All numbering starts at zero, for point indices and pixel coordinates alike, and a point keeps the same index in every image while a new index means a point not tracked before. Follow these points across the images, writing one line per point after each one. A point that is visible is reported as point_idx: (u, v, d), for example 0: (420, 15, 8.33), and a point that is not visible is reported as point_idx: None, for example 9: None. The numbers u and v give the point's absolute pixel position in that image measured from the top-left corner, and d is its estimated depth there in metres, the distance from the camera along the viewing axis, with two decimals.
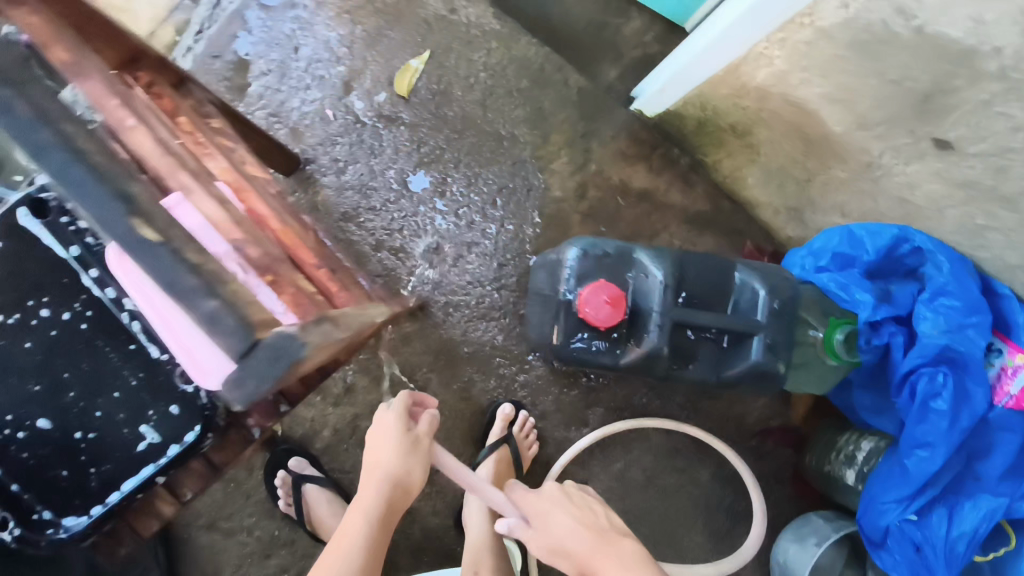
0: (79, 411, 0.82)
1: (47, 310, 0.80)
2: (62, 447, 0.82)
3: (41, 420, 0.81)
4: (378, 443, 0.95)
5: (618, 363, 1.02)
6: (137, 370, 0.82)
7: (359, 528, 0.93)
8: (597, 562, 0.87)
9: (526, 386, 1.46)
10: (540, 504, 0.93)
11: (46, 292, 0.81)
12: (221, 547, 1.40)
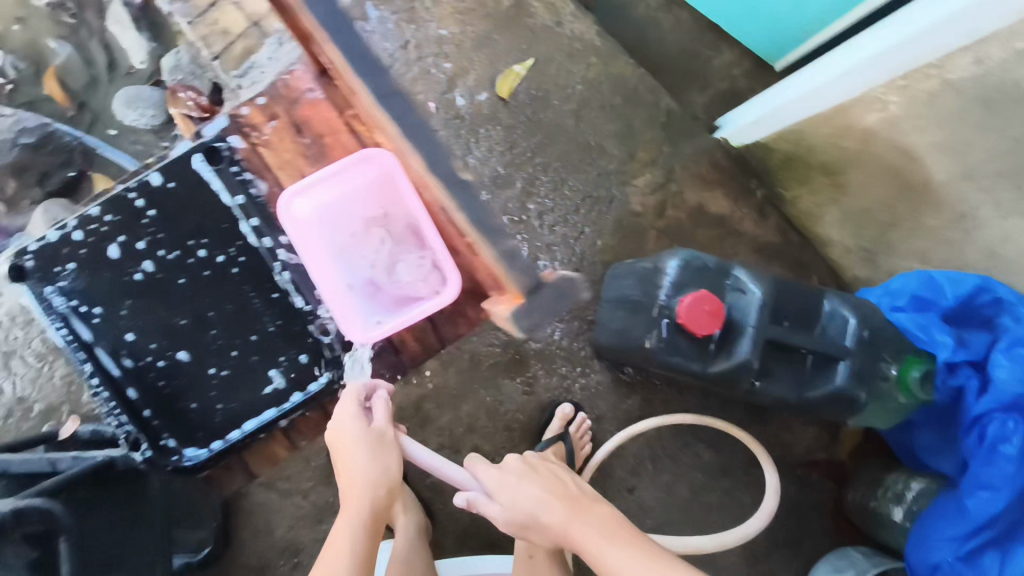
0: (218, 348, 1.28)
1: (208, 256, 1.27)
2: (197, 378, 1.29)
3: (185, 355, 1.28)
4: (345, 449, 1.09)
5: (705, 372, 1.07)
6: (272, 319, 1.29)
7: (350, 529, 1.01)
8: (571, 525, 1.01)
9: (585, 390, 1.51)
10: (506, 480, 1.10)
11: (213, 237, 1.26)
12: (275, 508, 1.45)
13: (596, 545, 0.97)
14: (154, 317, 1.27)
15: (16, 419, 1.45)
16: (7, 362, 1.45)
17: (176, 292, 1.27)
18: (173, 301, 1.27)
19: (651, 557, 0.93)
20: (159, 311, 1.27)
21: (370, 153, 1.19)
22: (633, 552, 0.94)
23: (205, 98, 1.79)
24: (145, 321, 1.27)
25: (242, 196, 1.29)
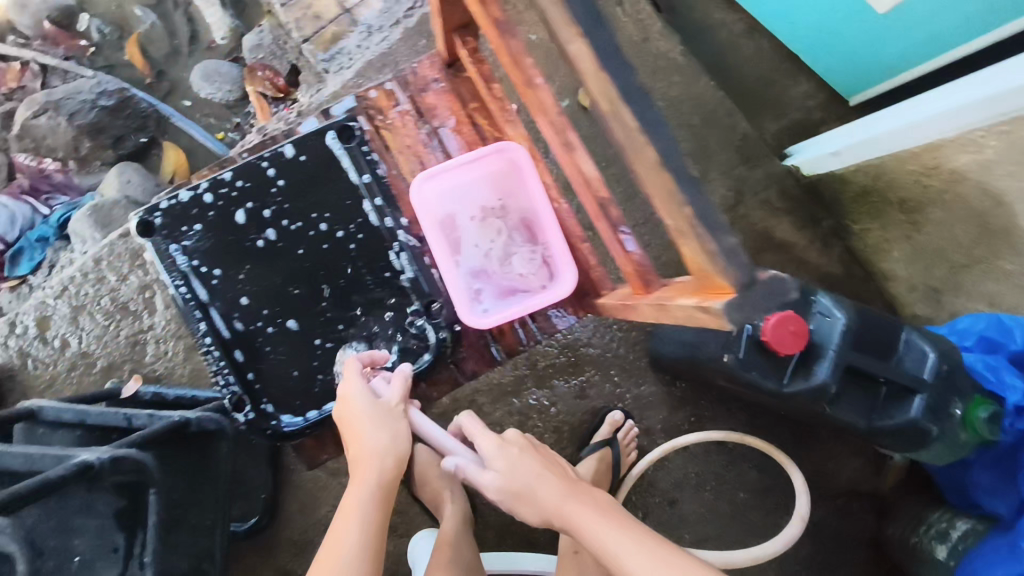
0: (326, 320, 1.22)
1: (328, 229, 1.23)
2: (300, 347, 1.22)
3: (292, 322, 1.22)
4: (356, 419, 1.07)
5: (782, 389, 1.09)
6: (388, 296, 1.24)
7: (359, 503, 1.00)
8: (571, 507, 0.98)
9: (637, 400, 1.54)
10: (506, 452, 1.05)
11: (332, 215, 1.23)
12: (323, 485, 1.47)
13: (599, 529, 0.94)
14: (259, 279, 1.22)
15: (77, 373, 1.47)
16: (75, 317, 1.47)
17: (302, 262, 1.23)
18: (281, 266, 1.22)
19: (655, 547, 0.90)
20: (261, 274, 1.22)
21: (504, 146, 1.18)
22: (636, 539, 0.91)
23: (280, 78, 1.81)
24: (251, 282, 1.22)
25: (369, 174, 1.26)
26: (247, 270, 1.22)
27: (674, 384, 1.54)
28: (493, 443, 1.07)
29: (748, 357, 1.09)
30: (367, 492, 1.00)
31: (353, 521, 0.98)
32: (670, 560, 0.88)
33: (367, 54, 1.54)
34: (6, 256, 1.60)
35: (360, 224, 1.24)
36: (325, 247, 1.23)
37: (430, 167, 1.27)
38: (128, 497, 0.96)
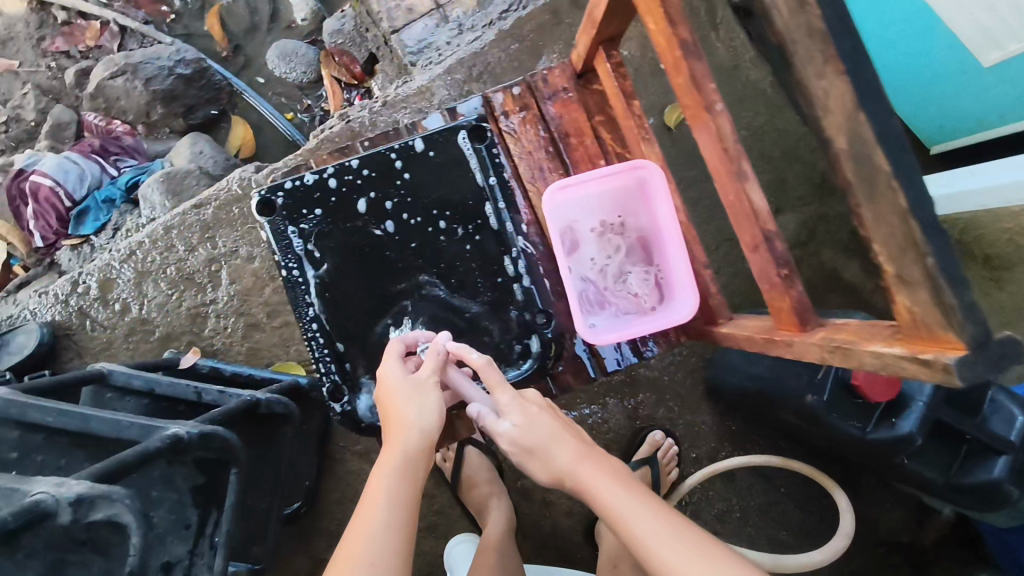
0: (399, 296, 0.87)
1: (408, 176, 0.87)
2: (359, 329, 0.87)
3: (354, 294, 0.87)
4: (394, 395, 0.79)
5: (864, 437, 1.08)
6: (489, 275, 0.88)
7: (387, 492, 0.72)
8: (587, 469, 0.77)
9: (691, 427, 1.50)
10: (527, 408, 0.81)
11: (408, 168, 0.87)
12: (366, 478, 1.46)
13: (619, 501, 0.74)
14: (315, 256, 0.86)
15: (135, 339, 1.47)
16: (140, 282, 1.47)
17: (381, 243, 0.87)
18: (348, 244, 0.87)
19: (689, 537, 0.71)
20: (322, 249, 0.86)
21: (638, 165, 0.84)
22: (666, 523, 0.72)
23: (357, 65, 1.77)
24: (305, 256, 0.86)
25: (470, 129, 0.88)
26: (302, 239, 0.86)
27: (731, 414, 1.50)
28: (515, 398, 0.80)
29: (832, 401, 1.08)
30: (392, 475, 0.73)
31: (379, 511, 0.70)
32: (704, 558, 0.68)
33: (457, 53, 1.51)
34: (71, 213, 1.59)
35: (455, 210, 0.87)
36: (409, 230, 0.87)
37: (536, 146, 0.92)
38: (204, 474, 0.95)
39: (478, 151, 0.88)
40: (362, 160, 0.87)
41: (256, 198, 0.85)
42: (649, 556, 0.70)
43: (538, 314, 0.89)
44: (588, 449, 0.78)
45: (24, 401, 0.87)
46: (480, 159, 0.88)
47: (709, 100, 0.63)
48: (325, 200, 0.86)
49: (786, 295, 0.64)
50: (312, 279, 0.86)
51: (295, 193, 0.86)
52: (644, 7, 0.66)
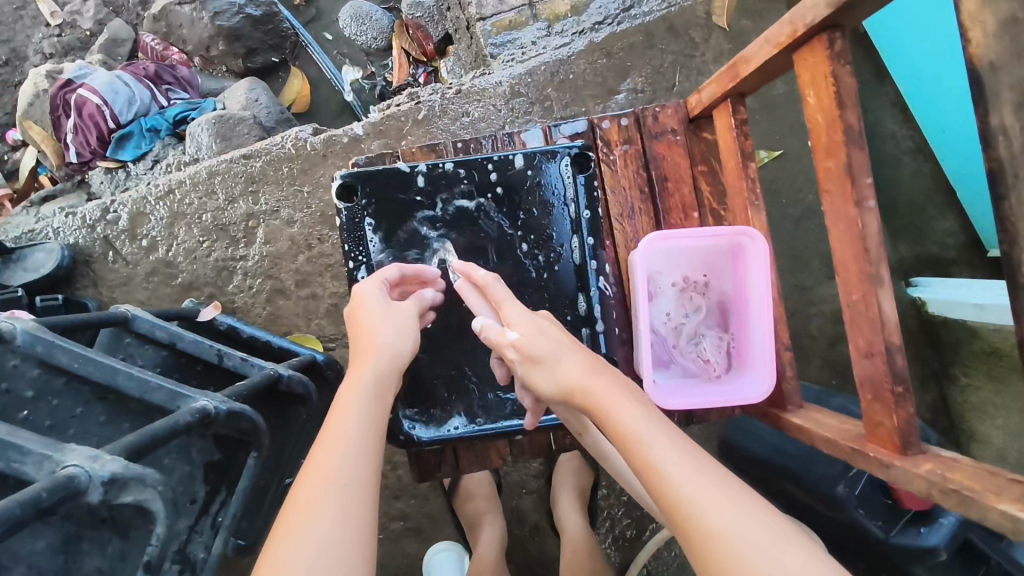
0: None
1: (500, 191, 0.84)
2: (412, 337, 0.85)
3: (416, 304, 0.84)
4: (369, 315, 0.74)
5: (885, 539, 1.02)
6: (557, 312, 0.85)
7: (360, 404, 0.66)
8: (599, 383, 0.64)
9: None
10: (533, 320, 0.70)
11: (502, 185, 0.84)
12: None
13: (636, 420, 0.60)
14: (388, 251, 0.84)
15: (156, 281, 1.42)
16: (172, 223, 1.42)
17: (460, 253, 0.84)
18: (426, 247, 0.84)
19: (721, 476, 0.56)
20: (397, 245, 0.84)
21: (740, 233, 0.78)
22: (691, 450, 0.58)
23: (430, 43, 1.67)
24: (380, 251, 0.84)
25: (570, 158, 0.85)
26: (378, 232, 0.84)
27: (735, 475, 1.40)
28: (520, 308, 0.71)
29: (859, 497, 1.05)
30: (368, 388, 0.67)
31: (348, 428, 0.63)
32: (735, 495, 0.54)
33: (541, 56, 1.44)
34: (114, 135, 1.53)
35: (540, 236, 0.85)
36: (490, 247, 0.85)
37: (628, 184, 0.88)
38: (222, 451, 0.90)
39: (580, 180, 0.85)
40: (457, 167, 0.84)
41: (339, 180, 0.82)
42: (662, 486, 0.55)
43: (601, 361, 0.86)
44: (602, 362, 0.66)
45: (51, 340, 0.81)
46: (579, 189, 0.85)
47: (861, 195, 0.58)
48: (411, 198, 0.84)
49: (890, 414, 0.61)
50: (384, 275, 0.84)
51: (380, 184, 0.83)
52: (806, 77, 0.62)
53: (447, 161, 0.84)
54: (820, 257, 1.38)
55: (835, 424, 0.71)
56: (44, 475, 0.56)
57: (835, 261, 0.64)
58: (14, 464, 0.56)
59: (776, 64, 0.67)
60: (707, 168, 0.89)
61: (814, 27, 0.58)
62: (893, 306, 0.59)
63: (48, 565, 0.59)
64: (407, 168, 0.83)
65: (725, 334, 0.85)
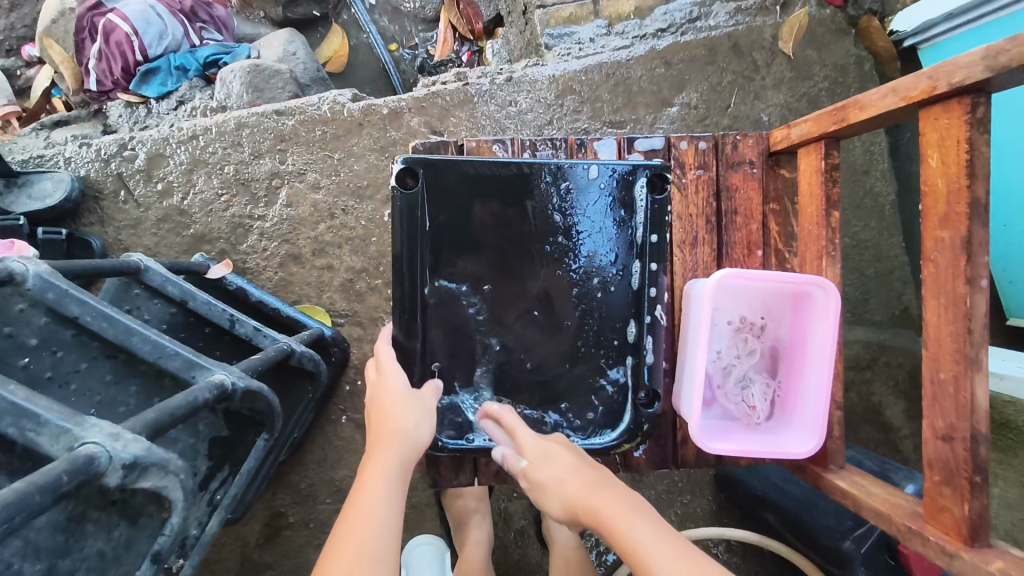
0: (503, 320, 0.80)
1: (566, 201, 0.80)
2: (451, 342, 0.80)
3: (466, 305, 0.79)
4: (390, 407, 0.75)
5: None
6: (603, 336, 0.82)
7: (390, 492, 0.68)
8: (597, 498, 0.65)
9: (684, 507, 1.35)
10: (543, 442, 0.73)
11: (569, 196, 0.80)
12: (354, 449, 1.35)
13: (634, 529, 0.61)
14: (443, 246, 0.78)
15: (166, 228, 1.35)
16: (191, 170, 1.35)
17: (518, 258, 0.80)
18: (484, 248, 0.79)
19: None
20: (452, 240, 0.78)
21: (809, 283, 0.75)
22: (688, 555, 0.58)
23: (480, 22, 1.60)
24: (434, 247, 0.78)
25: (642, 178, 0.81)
26: (434, 225, 0.78)
27: (728, 508, 1.34)
28: (534, 432, 0.74)
29: (864, 551, 0.97)
30: (393, 469, 0.70)
31: (375, 511, 0.66)
32: None
33: (598, 55, 1.38)
34: (140, 69, 1.46)
35: (603, 254, 0.81)
36: (547, 257, 0.80)
37: (696, 211, 0.85)
38: (230, 427, 0.85)
39: (651, 202, 0.81)
40: (524, 173, 0.79)
41: (401, 163, 0.76)
42: None
43: (641, 392, 0.83)
44: (604, 477, 0.67)
45: (63, 289, 0.75)
46: (649, 212, 0.81)
47: (975, 273, 0.55)
48: (475, 191, 0.78)
49: (962, 501, 0.58)
50: (436, 275, 0.78)
51: (443, 172, 0.78)
52: (932, 137, 0.58)
53: (521, 163, 0.79)
54: (848, 303, 1.36)
55: (885, 497, 0.68)
56: (60, 450, 0.51)
57: (926, 333, 0.60)
58: (29, 435, 0.51)
59: (885, 116, 0.64)
60: (780, 206, 0.86)
61: (957, 88, 0.54)
62: (983, 391, 0.56)
63: (50, 544, 0.54)
64: (476, 164, 0.78)
65: (775, 381, 0.81)
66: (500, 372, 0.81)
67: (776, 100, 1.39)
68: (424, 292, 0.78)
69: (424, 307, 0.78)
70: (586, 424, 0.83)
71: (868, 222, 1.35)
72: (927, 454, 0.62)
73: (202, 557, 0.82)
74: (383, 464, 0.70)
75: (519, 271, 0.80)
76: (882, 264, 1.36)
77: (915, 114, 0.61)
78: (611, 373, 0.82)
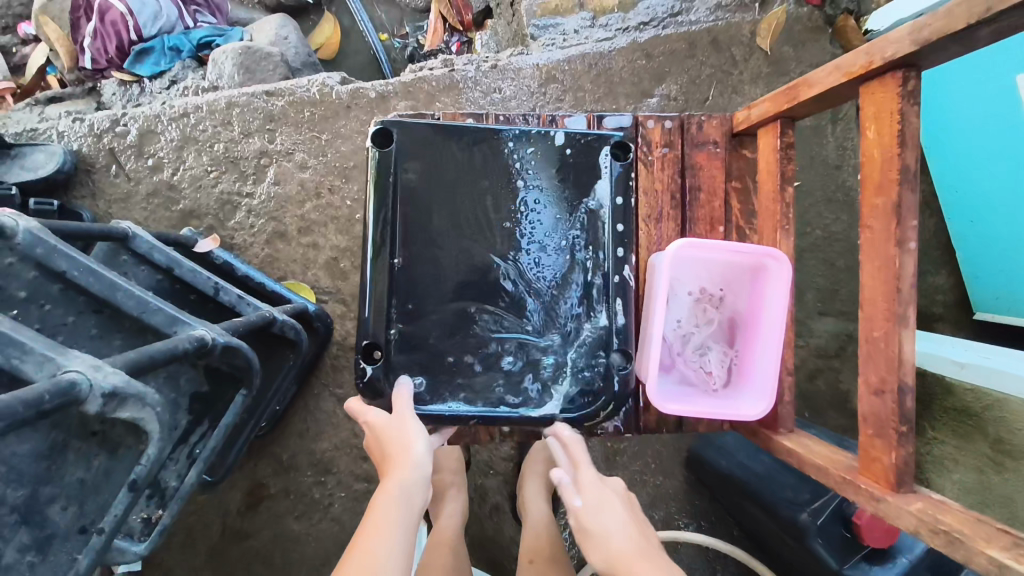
0: (472, 278, 0.83)
1: (534, 172, 0.85)
2: (424, 300, 0.83)
3: (438, 266, 0.83)
4: (387, 440, 0.76)
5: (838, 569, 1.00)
6: (568, 301, 0.85)
7: (395, 528, 0.68)
8: (636, 562, 0.66)
9: (656, 487, 1.38)
10: (603, 487, 0.73)
11: (538, 166, 0.85)
12: (335, 423, 1.38)
13: None
14: (417, 210, 0.83)
15: (155, 203, 1.38)
16: (182, 147, 1.39)
17: (489, 220, 0.84)
18: (457, 210, 0.83)
19: None
20: (425, 202, 0.83)
21: (761, 253, 0.79)
22: None
23: (469, 13, 1.64)
24: (409, 206, 0.82)
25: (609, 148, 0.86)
26: (406, 187, 0.82)
27: (699, 489, 1.37)
28: (597, 473, 0.74)
29: (819, 522, 1.02)
30: (396, 499, 0.70)
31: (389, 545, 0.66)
32: None
33: (582, 45, 1.42)
34: (134, 48, 1.49)
35: (571, 221, 0.85)
36: (519, 221, 0.85)
37: (662, 188, 0.89)
38: (210, 384, 0.87)
39: (618, 170, 0.86)
40: (493, 141, 0.84)
41: (375, 124, 0.81)
42: None
43: (614, 355, 0.85)
44: (647, 542, 0.68)
45: (52, 245, 0.78)
46: (614, 178, 0.85)
47: (904, 236, 0.60)
48: (450, 152, 0.83)
49: (890, 450, 0.62)
50: (411, 232, 0.83)
51: (416, 134, 0.83)
52: (870, 111, 0.63)
53: (491, 131, 0.84)
54: (818, 291, 1.40)
55: (825, 454, 0.73)
56: (42, 377, 0.54)
57: (863, 296, 0.65)
58: (14, 361, 0.54)
59: (832, 94, 0.69)
60: (742, 185, 0.90)
61: (890, 62, 0.59)
62: (907, 344, 0.61)
63: (32, 471, 0.57)
64: (449, 127, 0.83)
65: (732, 350, 0.85)
66: (471, 331, 0.84)
67: (753, 94, 1.44)
68: (398, 249, 0.82)
69: (396, 256, 0.82)
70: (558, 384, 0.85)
71: (839, 215, 1.40)
72: (862, 409, 0.66)
73: (180, 507, 0.87)
74: (386, 498, 0.70)
75: (489, 234, 0.84)
76: (851, 256, 1.41)
77: (858, 90, 0.66)
78: (580, 338, 0.86)
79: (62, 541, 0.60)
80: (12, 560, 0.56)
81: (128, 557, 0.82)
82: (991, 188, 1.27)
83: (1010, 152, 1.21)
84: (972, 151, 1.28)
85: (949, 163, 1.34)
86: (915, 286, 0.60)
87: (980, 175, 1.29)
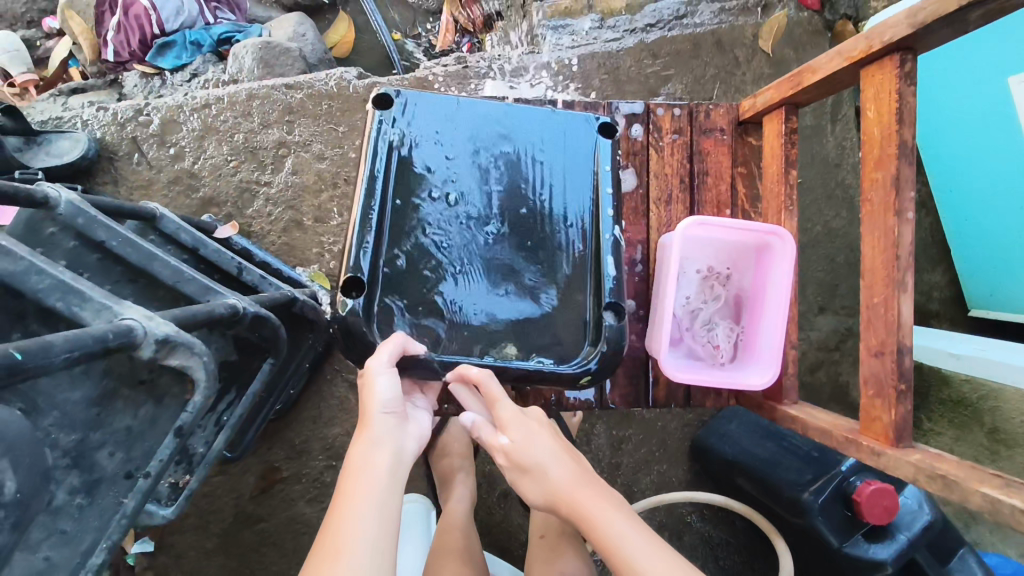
0: (486, 245, 0.87)
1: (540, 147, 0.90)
2: (438, 258, 0.86)
3: (457, 233, 0.87)
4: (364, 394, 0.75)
5: (839, 547, 1.05)
6: (569, 263, 0.88)
7: (367, 482, 0.68)
8: (585, 495, 0.69)
9: (660, 473, 1.41)
10: (523, 417, 0.73)
11: (545, 145, 0.91)
12: (347, 408, 1.41)
13: (618, 528, 0.67)
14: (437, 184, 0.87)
15: (176, 190, 1.43)
16: (202, 137, 1.43)
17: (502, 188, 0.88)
18: (469, 176, 0.88)
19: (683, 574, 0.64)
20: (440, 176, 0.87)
21: (763, 227, 0.84)
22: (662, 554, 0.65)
23: (480, 14, 1.70)
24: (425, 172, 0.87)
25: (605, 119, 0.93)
26: (421, 159, 0.87)
27: (701, 475, 1.41)
28: (513, 406, 0.73)
29: (818, 501, 1.06)
30: (366, 456, 0.70)
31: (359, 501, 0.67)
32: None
33: (591, 45, 1.48)
34: (156, 42, 1.54)
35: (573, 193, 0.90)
36: (524, 189, 0.89)
37: (671, 172, 0.94)
38: (237, 354, 0.91)
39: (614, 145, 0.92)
40: (501, 117, 0.90)
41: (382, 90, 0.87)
42: None
43: (608, 313, 0.86)
44: (588, 473, 0.71)
45: (92, 215, 0.80)
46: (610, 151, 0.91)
47: (902, 206, 0.64)
48: (459, 128, 0.89)
49: (890, 408, 0.66)
50: (434, 198, 0.87)
51: (425, 105, 0.88)
52: (870, 92, 0.68)
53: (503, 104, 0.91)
54: (818, 285, 1.45)
55: (829, 418, 0.77)
56: (100, 322, 0.58)
57: (864, 265, 0.69)
58: (76, 308, 0.58)
59: (833, 79, 0.74)
60: (748, 171, 0.96)
61: (888, 45, 0.64)
62: (907, 305, 0.65)
63: (85, 416, 0.61)
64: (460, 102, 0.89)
65: (736, 325, 0.90)
66: (479, 287, 0.86)
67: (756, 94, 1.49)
68: (415, 214, 0.86)
69: (404, 212, 0.86)
70: (557, 347, 0.86)
71: (839, 211, 1.45)
72: (865, 371, 0.70)
73: (206, 473, 0.89)
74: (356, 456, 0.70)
75: (497, 204, 0.88)
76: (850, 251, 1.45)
77: (859, 75, 0.71)
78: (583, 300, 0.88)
79: (109, 485, 0.63)
80: (64, 500, 0.60)
81: (156, 521, 0.85)
82: (982, 184, 1.32)
83: (999, 149, 1.26)
84: (964, 149, 1.33)
85: (942, 160, 1.39)
86: (913, 254, 0.65)
87: (973, 170, 1.33)
